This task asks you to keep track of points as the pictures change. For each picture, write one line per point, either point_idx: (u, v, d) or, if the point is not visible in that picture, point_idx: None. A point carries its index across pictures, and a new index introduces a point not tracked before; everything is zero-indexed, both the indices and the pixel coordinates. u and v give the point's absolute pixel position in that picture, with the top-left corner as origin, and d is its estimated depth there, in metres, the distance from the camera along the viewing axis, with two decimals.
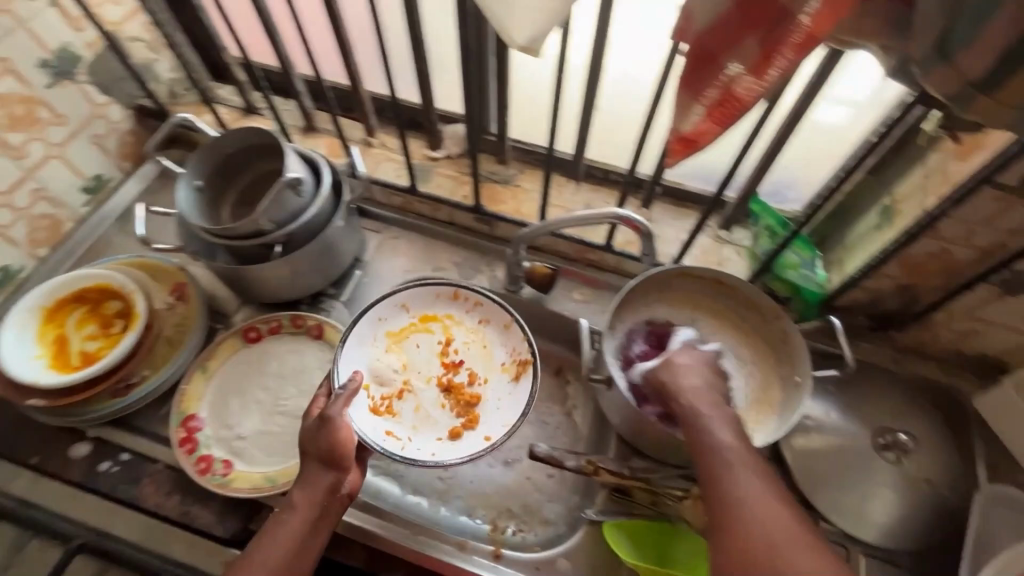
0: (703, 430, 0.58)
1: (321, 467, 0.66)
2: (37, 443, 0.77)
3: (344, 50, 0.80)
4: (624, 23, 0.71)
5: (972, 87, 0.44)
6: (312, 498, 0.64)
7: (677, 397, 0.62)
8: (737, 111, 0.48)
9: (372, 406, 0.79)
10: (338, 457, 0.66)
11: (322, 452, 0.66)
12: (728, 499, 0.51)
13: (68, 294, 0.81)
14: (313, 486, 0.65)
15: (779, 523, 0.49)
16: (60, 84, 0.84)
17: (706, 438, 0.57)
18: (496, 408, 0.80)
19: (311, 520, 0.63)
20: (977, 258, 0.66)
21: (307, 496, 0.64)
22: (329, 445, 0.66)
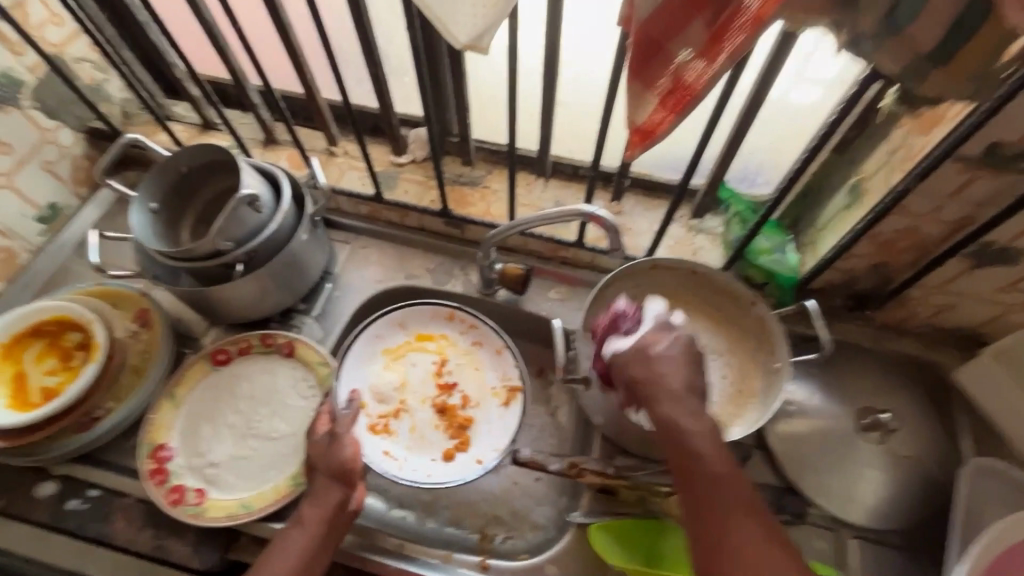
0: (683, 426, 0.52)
1: (334, 481, 0.65)
2: (1, 486, 0.74)
3: (295, 59, 0.78)
4: (578, 15, 0.70)
5: (926, 60, 0.42)
6: (322, 511, 0.63)
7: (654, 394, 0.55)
8: (690, 99, 0.47)
9: (370, 425, 0.80)
10: (349, 473, 0.65)
11: (333, 468, 0.65)
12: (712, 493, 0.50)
13: (25, 328, 0.78)
14: (323, 500, 0.64)
15: (758, 541, 0.48)
16: (3, 112, 0.81)
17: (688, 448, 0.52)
18: (486, 432, 0.80)
19: (320, 533, 0.63)
20: (947, 233, 0.66)
21: (318, 509, 0.64)
22: (345, 460, 0.65)
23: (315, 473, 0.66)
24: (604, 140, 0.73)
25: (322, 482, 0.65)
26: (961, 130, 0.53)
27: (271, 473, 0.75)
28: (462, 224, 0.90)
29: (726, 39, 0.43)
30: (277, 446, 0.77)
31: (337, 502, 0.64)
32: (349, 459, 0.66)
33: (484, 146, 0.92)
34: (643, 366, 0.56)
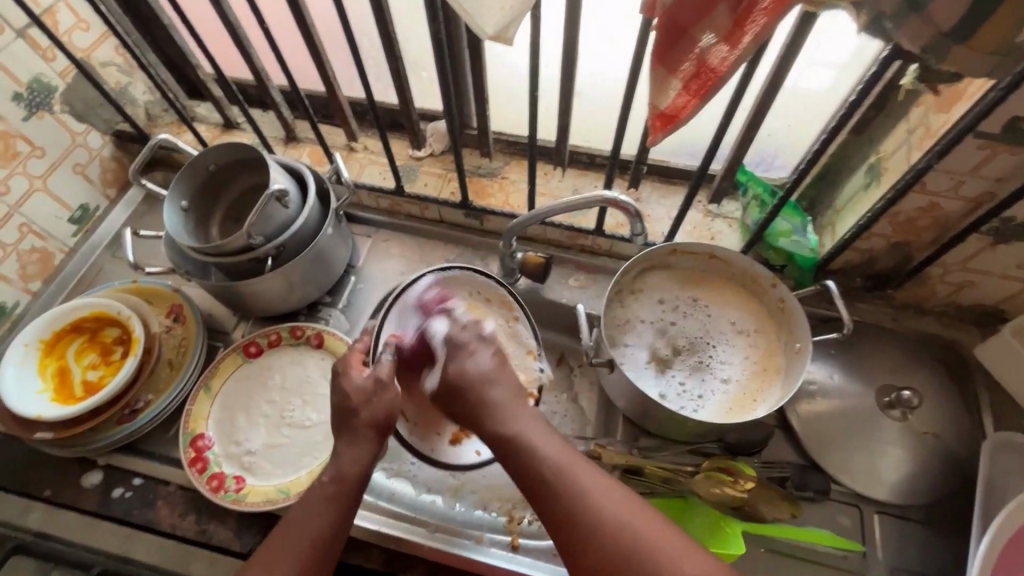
0: (524, 449, 0.55)
1: (373, 431, 0.61)
2: (49, 476, 0.77)
3: (318, 56, 0.80)
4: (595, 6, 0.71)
5: (947, 36, 0.43)
6: (358, 465, 0.60)
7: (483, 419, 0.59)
8: (713, 82, 0.48)
9: None
10: (389, 425, 0.62)
11: (374, 417, 0.62)
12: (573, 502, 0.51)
13: (65, 325, 0.81)
14: (359, 450, 0.61)
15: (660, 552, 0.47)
16: (36, 116, 0.84)
17: (539, 478, 0.53)
18: None
19: (354, 493, 0.59)
20: (967, 210, 0.67)
21: (354, 466, 0.60)
22: (386, 410, 0.62)
23: (352, 419, 0.61)
24: (623, 128, 0.74)
25: (360, 431, 0.61)
26: (981, 106, 0.54)
27: (312, 457, 0.78)
28: (482, 214, 0.92)
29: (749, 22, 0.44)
30: (310, 433, 0.79)
31: (374, 455, 0.60)
32: (391, 407, 0.62)
33: (502, 137, 0.93)
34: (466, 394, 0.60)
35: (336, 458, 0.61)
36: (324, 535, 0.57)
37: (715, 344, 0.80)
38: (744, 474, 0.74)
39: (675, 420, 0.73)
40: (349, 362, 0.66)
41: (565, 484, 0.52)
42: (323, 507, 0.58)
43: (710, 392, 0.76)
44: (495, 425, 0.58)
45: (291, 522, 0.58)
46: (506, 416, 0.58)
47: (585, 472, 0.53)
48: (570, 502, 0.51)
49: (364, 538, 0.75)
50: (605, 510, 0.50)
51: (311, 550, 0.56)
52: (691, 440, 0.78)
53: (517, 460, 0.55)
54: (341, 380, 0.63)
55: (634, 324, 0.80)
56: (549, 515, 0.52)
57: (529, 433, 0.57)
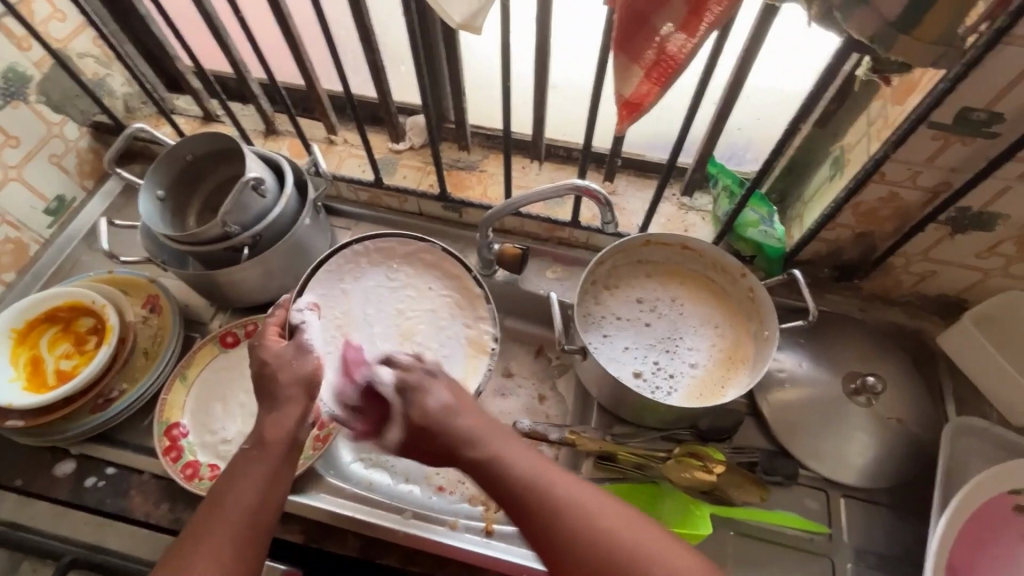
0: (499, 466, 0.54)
1: (293, 394, 0.60)
2: (20, 465, 0.76)
3: (296, 49, 0.81)
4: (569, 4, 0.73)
5: (891, 26, 0.46)
6: (281, 429, 0.59)
7: (456, 447, 0.56)
8: (673, 70, 0.50)
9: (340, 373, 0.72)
10: (313, 388, 0.62)
11: (298, 378, 0.61)
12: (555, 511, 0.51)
13: (38, 315, 0.80)
14: (280, 414, 0.59)
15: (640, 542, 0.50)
16: (11, 106, 0.83)
17: (541, 509, 0.52)
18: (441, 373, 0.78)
19: (279, 456, 0.58)
20: (925, 199, 0.69)
21: (276, 430, 0.58)
22: (310, 370, 0.62)
23: (272, 382, 0.61)
24: (595, 121, 0.75)
25: (281, 394, 0.60)
26: (933, 95, 0.56)
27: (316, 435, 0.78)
28: (460, 206, 0.93)
29: (705, 10, 0.46)
30: None
31: (297, 416, 0.59)
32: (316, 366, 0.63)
33: (480, 131, 0.95)
34: (437, 433, 0.56)
35: (258, 426, 0.60)
36: (252, 504, 0.54)
37: (683, 333, 0.81)
38: (713, 458, 0.75)
39: (647, 406, 0.74)
40: (265, 334, 0.67)
41: (542, 494, 0.52)
42: (248, 474, 0.56)
43: (679, 376, 0.78)
44: (478, 449, 0.55)
45: (217, 497, 0.55)
46: (498, 448, 0.55)
47: (564, 480, 0.53)
48: (548, 514, 0.51)
49: (337, 524, 0.74)
50: (585, 523, 0.51)
51: (241, 521, 0.53)
52: (662, 426, 0.80)
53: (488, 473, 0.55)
54: (259, 349, 0.64)
55: (607, 318, 0.82)
56: (545, 536, 0.51)
57: (511, 456, 0.55)
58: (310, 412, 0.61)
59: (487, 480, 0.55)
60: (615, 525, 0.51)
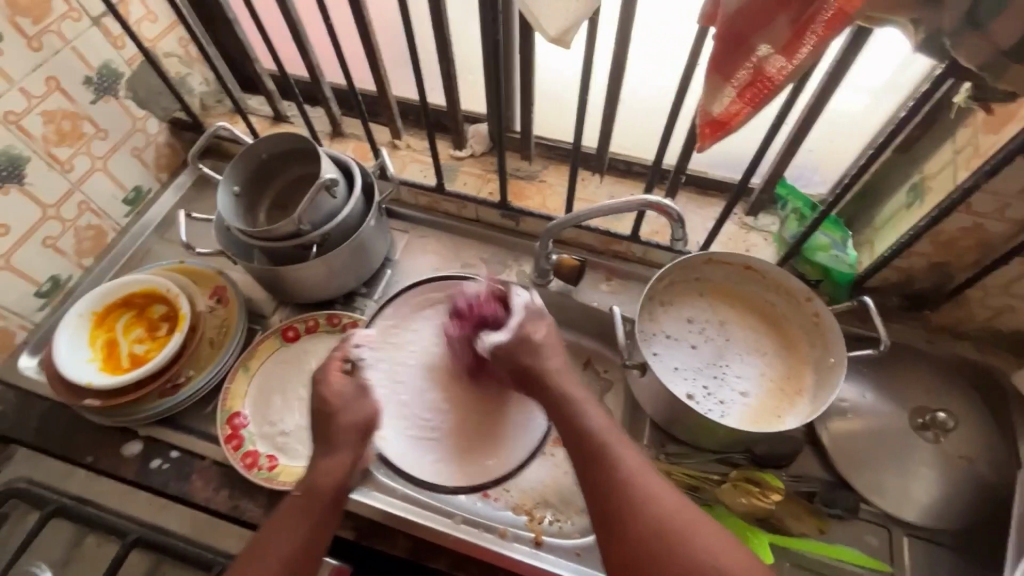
0: (574, 412, 0.60)
1: (349, 438, 0.64)
2: (91, 443, 0.80)
3: (373, 55, 0.83)
4: (649, 22, 0.73)
5: (1004, 56, 0.45)
6: (335, 476, 0.61)
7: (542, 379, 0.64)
8: (768, 92, 0.50)
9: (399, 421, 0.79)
10: (368, 432, 0.66)
11: (355, 420, 0.65)
12: (618, 477, 0.54)
13: (116, 299, 0.84)
14: (335, 460, 0.62)
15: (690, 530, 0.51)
16: (103, 100, 0.88)
17: (603, 470, 0.55)
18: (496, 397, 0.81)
19: (329, 501, 0.60)
20: (1011, 232, 0.66)
21: (329, 477, 0.61)
22: (367, 416, 0.66)
23: (331, 422, 0.64)
24: (667, 137, 0.75)
25: (339, 438, 0.63)
26: None
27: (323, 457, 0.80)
28: (519, 215, 0.94)
29: (807, 33, 0.46)
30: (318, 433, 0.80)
31: (349, 464, 0.62)
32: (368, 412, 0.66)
33: (543, 142, 0.96)
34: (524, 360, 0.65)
35: (313, 471, 0.62)
36: (294, 552, 0.56)
37: (731, 360, 0.80)
38: (771, 486, 0.74)
39: (706, 426, 0.73)
40: (327, 370, 0.67)
41: (599, 445, 0.57)
42: (297, 520, 0.58)
43: (730, 402, 0.77)
44: (558, 391, 0.62)
45: (265, 536, 0.58)
46: (577, 399, 0.61)
47: (629, 454, 0.56)
48: (601, 466, 0.55)
49: (386, 522, 0.75)
50: (653, 495, 0.53)
51: (282, 565, 0.55)
52: (718, 449, 0.78)
53: (562, 409, 0.61)
54: (320, 386, 0.65)
55: (657, 338, 0.81)
56: (603, 494, 0.54)
57: (586, 411, 0.60)
58: (359, 460, 0.65)
59: (562, 425, 0.60)
60: (674, 505, 0.53)
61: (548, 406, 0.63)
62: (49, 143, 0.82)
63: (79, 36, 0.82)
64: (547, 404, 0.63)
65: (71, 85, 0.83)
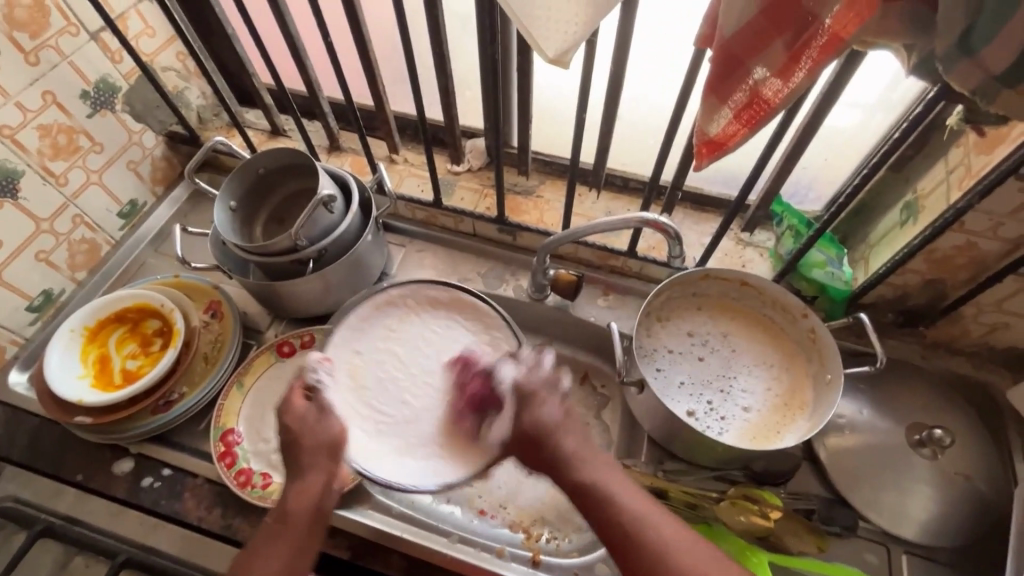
0: (602, 492, 0.56)
1: (316, 460, 0.62)
2: (81, 461, 0.78)
3: (371, 71, 0.84)
4: (648, 23, 0.72)
5: (997, 80, 0.45)
6: (306, 500, 0.60)
7: (566, 470, 0.57)
8: (764, 113, 0.50)
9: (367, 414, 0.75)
10: (338, 448, 0.64)
11: (321, 442, 0.63)
12: (654, 552, 0.52)
13: (108, 315, 0.83)
14: (307, 483, 0.61)
15: None
16: (100, 114, 0.88)
17: (640, 548, 0.53)
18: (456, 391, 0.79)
19: (302, 527, 0.59)
20: (1004, 251, 0.67)
21: (300, 501, 0.60)
22: (335, 434, 0.64)
23: (297, 447, 0.62)
24: (665, 154, 0.76)
25: (306, 461, 0.62)
26: None
27: None
28: (516, 230, 0.94)
29: (804, 57, 0.46)
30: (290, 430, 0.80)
31: (323, 484, 0.61)
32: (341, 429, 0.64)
33: (540, 157, 0.96)
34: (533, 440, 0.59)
35: (285, 496, 0.61)
36: None
37: (737, 373, 0.80)
38: (769, 503, 0.73)
39: (704, 444, 0.73)
40: (290, 396, 0.66)
41: (632, 520, 0.54)
42: (276, 547, 0.57)
43: (732, 417, 0.77)
44: (578, 475, 0.57)
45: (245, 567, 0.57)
46: (600, 476, 0.57)
47: (660, 521, 0.54)
48: (638, 541, 0.53)
49: (381, 542, 0.74)
50: (690, 563, 0.52)
51: None
52: (716, 466, 0.78)
53: (587, 492, 0.56)
54: (282, 414, 0.64)
55: (660, 354, 0.81)
56: (643, 574, 0.52)
57: (613, 486, 0.56)
58: (334, 478, 0.63)
59: (585, 505, 0.56)
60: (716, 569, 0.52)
61: (570, 495, 0.57)
62: (43, 156, 0.82)
63: (77, 51, 0.82)
64: (569, 492, 0.57)
65: (68, 99, 0.83)
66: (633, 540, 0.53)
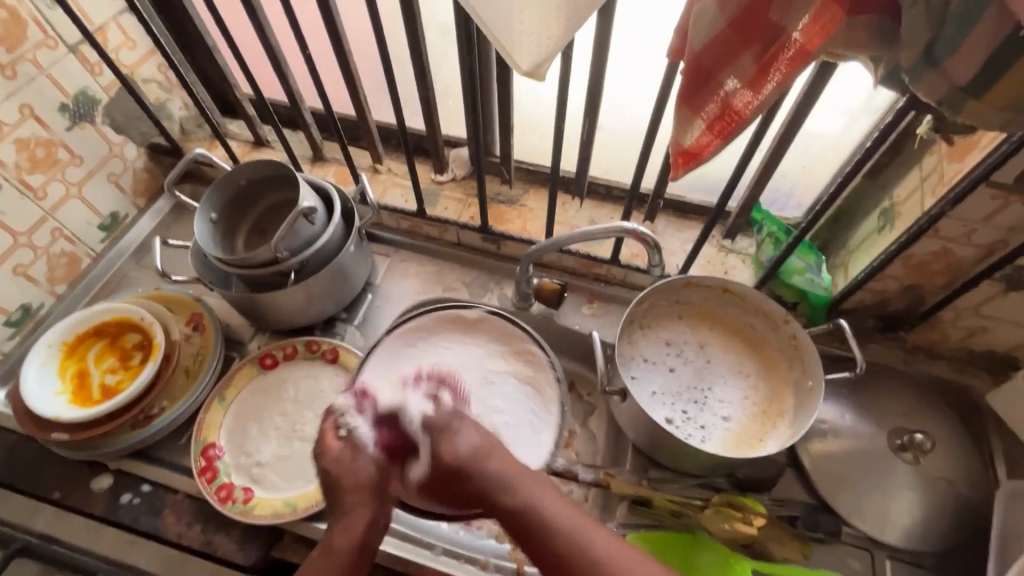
0: (532, 511, 0.52)
1: (360, 498, 0.57)
2: (59, 478, 0.77)
3: (352, 82, 0.84)
4: (649, 22, 0.71)
5: (962, 92, 0.46)
6: (350, 535, 0.55)
7: (496, 503, 0.53)
8: (736, 125, 0.51)
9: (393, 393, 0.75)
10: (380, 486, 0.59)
11: (361, 480, 0.59)
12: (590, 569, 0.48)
13: (87, 329, 0.82)
14: (347, 520, 0.57)
15: None
16: (79, 127, 0.87)
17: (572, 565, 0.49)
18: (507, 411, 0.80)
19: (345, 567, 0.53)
20: (979, 257, 0.68)
21: (344, 536, 0.55)
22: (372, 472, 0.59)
23: (337, 488, 0.58)
24: (644, 163, 0.76)
25: (346, 502, 0.57)
26: (995, 155, 0.56)
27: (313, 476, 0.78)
28: (500, 239, 0.94)
29: (771, 71, 0.47)
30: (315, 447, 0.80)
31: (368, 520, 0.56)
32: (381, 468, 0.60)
33: (523, 166, 0.96)
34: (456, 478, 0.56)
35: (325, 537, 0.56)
36: None
37: (712, 384, 0.80)
38: (753, 510, 0.73)
39: (687, 452, 0.73)
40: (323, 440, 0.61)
41: (565, 539, 0.50)
42: None
43: (712, 426, 0.77)
44: (511, 500, 0.53)
45: None
46: (524, 491, 0.53)
47: (596, 534, 0.50)
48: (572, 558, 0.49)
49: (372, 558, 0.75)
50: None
51: None
52: (700, 473, 0.78)
53: (523, 518, 0.52)
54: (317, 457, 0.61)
55: (639, 363, 0.81)
56: None
57: (542, 503, 0.52)
58: (379, 515, 0.58)
59: (519, 533, 0.52)
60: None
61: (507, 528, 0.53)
62: (21, 170, 0.81)
63: (55, 64, 0.82)
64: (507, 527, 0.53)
65: (45, 112, 0.82)
66: (567, 561, 0.49)
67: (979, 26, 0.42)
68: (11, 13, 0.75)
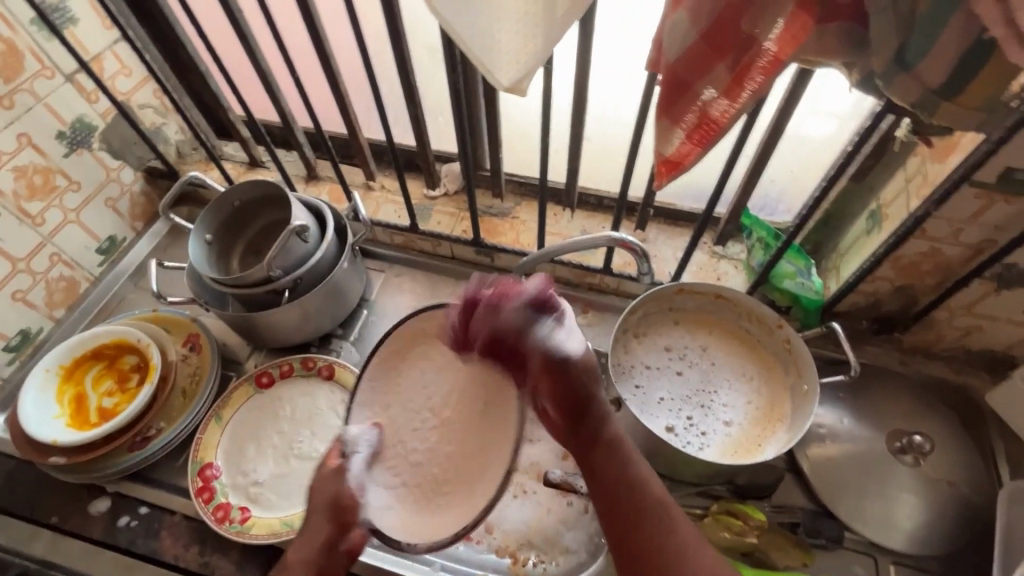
0: (621, 445, 0.59)
1: (319, 518, 0.61)
2: (57, 502, 0.78)
3: (342, 101, 0.85)
4: (650, 21, 0.70)
5: (935, 94, 0.46)
6: (305, 554, 0.59)
7: (591, 416, 0.60)
8: (714, 133, 0.51)
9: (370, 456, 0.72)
10: (340, 509, 0.62)
11: (330, 502, 0.62)
12: (651, 509, 0.55)
13: (85, 352, 0.83)
14: (305, 539, 0.60)
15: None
16: (76, 153, 0.89)
17: (637, 497, 0.56)
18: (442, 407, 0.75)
19: None
20: (967, 256, 0.68)
21: (302, 555, 0.59)
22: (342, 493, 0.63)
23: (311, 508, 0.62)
24: (630, 172, 0.77)
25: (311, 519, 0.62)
26: (975, 155, 0.56)
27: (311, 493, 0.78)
28: (492, 251, 0.94)
29: (748, 79, 0.48)
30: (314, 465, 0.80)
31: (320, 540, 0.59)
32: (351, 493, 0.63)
33: (514, 179, 0.97)
34: (569, 385, 0.60)
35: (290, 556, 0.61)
36: None
37: (717, 388, 0.80)
38: (753, 518, 0.73)
39: (684, 461, 0.72)
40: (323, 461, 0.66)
41: (643, 484, 0.56)
42: None
43: (714, 432, 0.77)
44: (613, 428, 0.60)
45: None
46: (628, 444, 0.60)
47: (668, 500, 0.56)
48: (637, 496, 0.56)
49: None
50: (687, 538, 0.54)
51: None
52: (699, 482, 0.77)
53: (611, 445, 0.59)
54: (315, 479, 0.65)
55: (639, 370, 0.81)
56: (629, 521, 0.55)
57: (637, 457, 0.59)
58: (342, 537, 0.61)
59: (596, 449, 0.59)
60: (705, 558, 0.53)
61: (587, 436, 0.60)
62: (19, 198, 0.83)
63: (52, 93, 0.83)
64: (587, 434, 0.60)
65: (43, 140, 0.84)
66: (636, 497, 0.56)
67: (947, 29, 0.42)
68: (8, 46, 0.77)
